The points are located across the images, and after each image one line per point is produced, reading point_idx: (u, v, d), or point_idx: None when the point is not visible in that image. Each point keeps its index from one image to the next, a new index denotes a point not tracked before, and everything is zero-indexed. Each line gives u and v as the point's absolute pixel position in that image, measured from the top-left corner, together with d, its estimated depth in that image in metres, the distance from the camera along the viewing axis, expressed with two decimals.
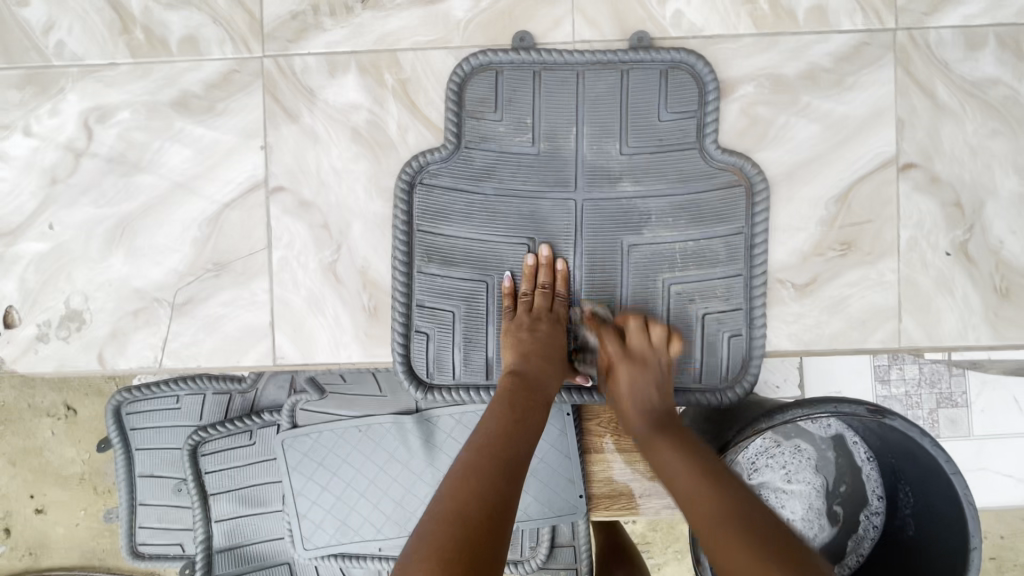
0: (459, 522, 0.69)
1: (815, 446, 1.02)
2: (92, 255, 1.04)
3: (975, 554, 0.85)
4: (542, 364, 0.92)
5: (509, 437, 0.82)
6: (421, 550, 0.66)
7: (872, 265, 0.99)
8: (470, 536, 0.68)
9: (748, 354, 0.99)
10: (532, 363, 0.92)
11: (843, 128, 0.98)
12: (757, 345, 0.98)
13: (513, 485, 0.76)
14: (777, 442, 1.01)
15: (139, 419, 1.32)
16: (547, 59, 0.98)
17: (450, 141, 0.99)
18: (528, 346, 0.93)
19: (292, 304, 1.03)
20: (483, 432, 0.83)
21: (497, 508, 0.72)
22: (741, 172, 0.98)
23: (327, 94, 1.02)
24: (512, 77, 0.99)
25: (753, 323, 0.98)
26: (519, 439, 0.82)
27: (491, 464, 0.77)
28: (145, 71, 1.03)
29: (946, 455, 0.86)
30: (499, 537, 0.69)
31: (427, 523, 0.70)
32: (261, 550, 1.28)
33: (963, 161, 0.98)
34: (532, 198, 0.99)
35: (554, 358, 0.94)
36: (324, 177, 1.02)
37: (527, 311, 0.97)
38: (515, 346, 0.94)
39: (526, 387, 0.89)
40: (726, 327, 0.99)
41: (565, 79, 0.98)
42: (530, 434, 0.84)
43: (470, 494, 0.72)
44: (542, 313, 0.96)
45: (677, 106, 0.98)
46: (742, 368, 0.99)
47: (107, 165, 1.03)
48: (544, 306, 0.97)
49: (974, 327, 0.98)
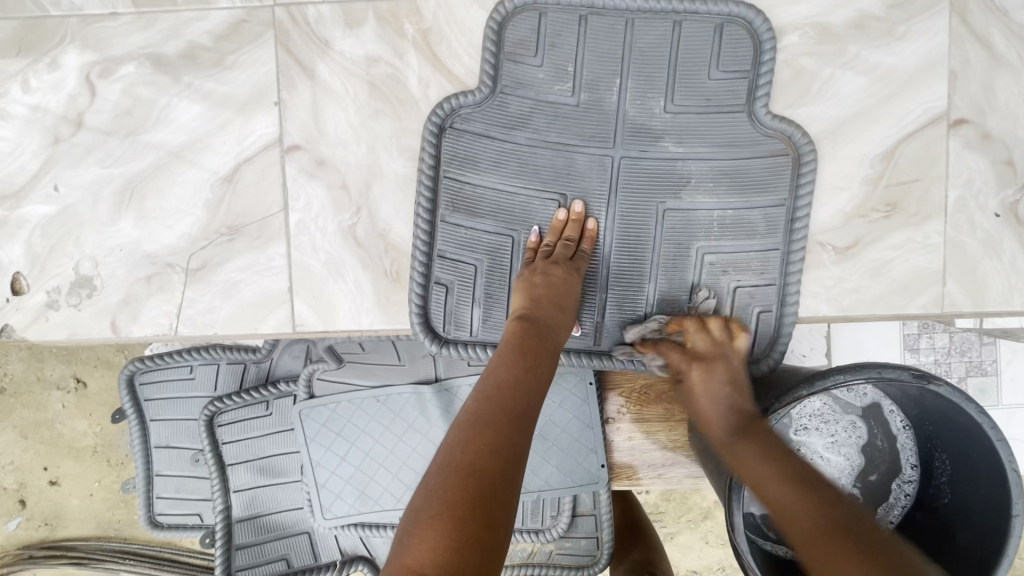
0: (472, 477, 0.65)
1: (873, 426, 0.99)
2: (101, 218, 0.99)
3: (1017, 520, 0.81)
4: (554, 310, 0.88)
5: (520, 386, 0.77)
6: (431, 509, 0.62)
7: (917, 228, 0.95)
8: (482, 488, 0.64)
9: (777, 332, 0.95)
10: (544, 308, 0.88)
11: (892, 81, 0.93)
12: (787, 321, 0.95)
13: (524, 435, 0.72)
14: (837, 412, 1.00)
15: (153, 389, 1.30)
16: (596, 3, 0.92)
17: (485, 85, 0.94)
18: (542, 289, 0.89)
19: (311, 269, 0.99)
20: (491, 380, 0.78)
21: (510, 460, 0.68)
22: (788, 139, 0.93)
23: (344, 46, 0.96)
24: (557, 20, 0.93)
25: (785, 300, 0.95)
26: (530, 389, 0.78)
27: (502, 415, 0.72)
28: (149, 22, 0.97)
29: (991, 421, 0.81)
30: (512, 489, 0.66)
31: (435, 479, 0.66)
32: (279, 520, 1.27)
33: (1017, 116, 0.93)
34: (567, 151, 0.94)
35: (568, 305, 0.89)
36: (341, 135, 0.97)
37: (545, 259, 0.92)
38: (527, 289, 0.89)
39: (536, 334, 0.85)
40: (757, 302, 0.95)
41: (613, 27, 0.92)
42: (540, 384, 0.80)
43: (482, 446, 0.68)
44: (560, 261, 0.91)
45: (730, 65, 0.92)
46: (769, 345, 0.96)
47: (113, 123, 0.98)
48: (565, 255, 0.92)
49: (1020, 292, 0.95)
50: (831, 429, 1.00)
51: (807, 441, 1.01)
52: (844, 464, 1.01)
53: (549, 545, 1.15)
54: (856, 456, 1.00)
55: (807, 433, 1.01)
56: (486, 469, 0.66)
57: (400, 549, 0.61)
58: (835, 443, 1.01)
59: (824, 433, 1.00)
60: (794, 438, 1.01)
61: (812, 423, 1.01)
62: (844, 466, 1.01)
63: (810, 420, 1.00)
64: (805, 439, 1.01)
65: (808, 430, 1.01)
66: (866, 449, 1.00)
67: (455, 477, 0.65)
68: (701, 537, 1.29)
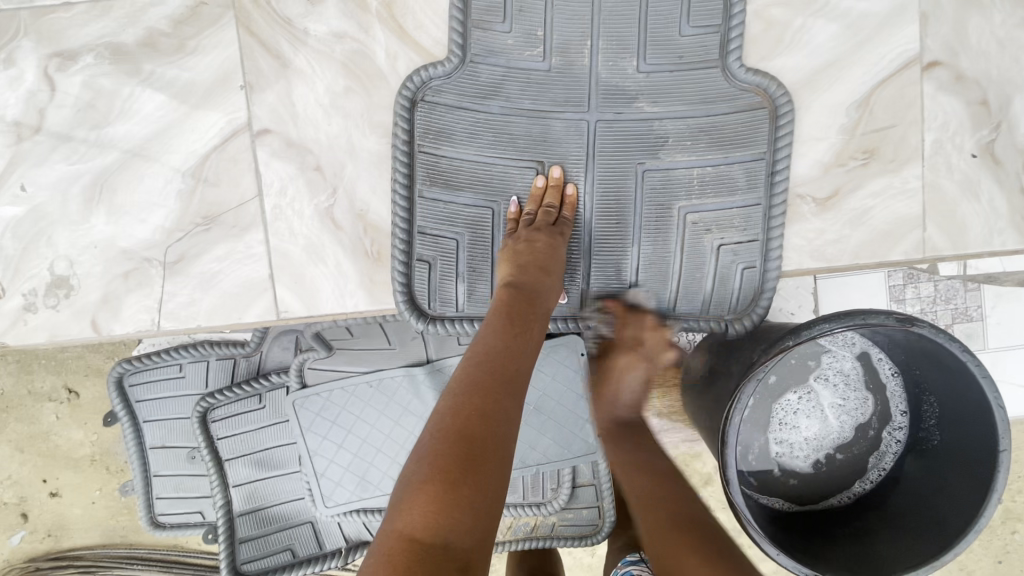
0: (464, 442, 0.63)
1: (878, 381, 1.00)
2: (72, 216, 0.97)
3: (1003, 456, 0.81)
4: (539, 275, 0.86)
5: (510, 351, 0.75)
6: (423, 475, 0.60)
7: (895, 174, 0.94)
8: (475, 454, 0.62)
9: (761, 286, 0.95)
10: (529, 274, 0.86)
11: (864, 28, 0.92)
12: (771, 276, 0.95)
13: (515, 398, 0.70)
14: (860, 374, 1.00)
15: (143, 389, 1.29)
16: None
17: (454, 55, 0.92)
18: (526, 256, 0.88)
19: (291, 255, 0.98)
20: (479, 347, 0.76)
21: (502, 423, 0.66)
22: (764, 93, 0.92)
23: (307, 23, 0.94)
24: None
25: (768, 255, 0.94)
26: (520, 354, 0.76)
27: (493, 379, 0.70)
28: (105, 10, 0.94)
29: (976, 360, 0.81)
30: (507, 452, 0.65)
31: (426, 444, 0.64)
32: (281, 511, 1.27)
33: (990, 54, 0.92)
34: (542, 118, 0.93)
35: (553, 270, 0.88)
36: (311, 115, 0.95)
37: (527, 226, 0.92)
38: (511, 257, 0.89)
39: (524, 298, 0.83)
40: (741, 259, 0.95)
41: None
42: (530, 349, 0.78)
43: (475, 411, 0.66)
44: (543, 227, 0.91)
45: (701, 19, 0.91)
46: (753, 300, 0.96)
47: (76, 118, 0.96)
48: (547, 222, 0.91)
49: (1000, 233, 0.95)
50: (845, 385, 1.00)
51: (818, 389, 1.01)
52: (848, 420, 1.01)
53: (551, 517, 1.16)
54: (859, 409, 1.01)
55: (820, 383, 1.01)
56: (477, 432, 0.64)
57: (392, 516, 0.59)
58: (840, 390, 1.01)
59: (837, 390, 1.00)
60: (809, 381, 1.01)
61: (834, 377, 1.00)
62: (839, 420, 1.01)
63: (833, 370, 1.00)
64: (817, 387, 1.01)
65: (825, 380, 1.00)
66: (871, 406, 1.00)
67: (446, 441, 0.63)
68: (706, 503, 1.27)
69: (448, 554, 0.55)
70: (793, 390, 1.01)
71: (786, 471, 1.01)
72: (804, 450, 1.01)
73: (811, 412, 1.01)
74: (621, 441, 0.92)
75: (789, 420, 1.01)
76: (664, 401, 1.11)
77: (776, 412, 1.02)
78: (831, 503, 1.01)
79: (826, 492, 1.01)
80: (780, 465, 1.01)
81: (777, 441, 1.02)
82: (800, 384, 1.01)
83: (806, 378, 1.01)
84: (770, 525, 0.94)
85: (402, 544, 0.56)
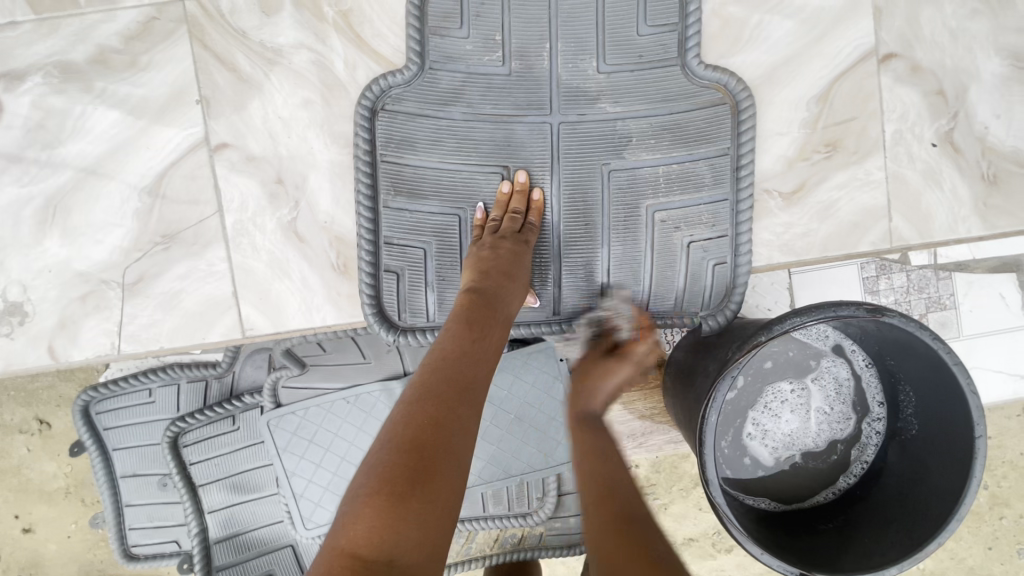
0: (415, 453, 0.60)
1: (858, 379, 1.00)
2: (26, 240, 0.94)
3: (980, 444, 0.81)
4: (501, 280, 0.85)
5: (467, 359, 0.74)
6: (370, 488, 0.58)
7: (859, 165, 0.95)
8: (426, 466, 0.60)
9: (732, 281, 0.95)
10: (490, 279, 0.85)
11: (819, 23, 0.93)
12: (743, 271, 0.94)
13: (471, 407, 0.68)
14: (853, 377, 1.00)
15: (111, 417, 1.24)
16: None
17: (413, 61, 0.91)
18: (488, 262, 0.86)
19: (255, 271, 0.95)
20: (436, 354, 0.74)
21: (455, 433, 0.64)
22: (724, 88, 0.93)
23: (262, 35, 0.92)
24: None
25: (738, 250, 0.94)
26: (478, 362, 0.74)
27: (448, 388, 0.68)
28: (51, 29, 0.92)
29: (946, 347, 0.80)
30: (460, 463, 0.62)
31: (375, 455, 0.61)
32: (260, 536, 1.24)
33: (943, 45, 0.94)
34: (504, 123, 0.92)
35: (515, 276, 0.86)
36: (270, 128, 0.94)
37: (493, 234, 0.90)
38: (476, 264, 0.87)
39: (483, 303, 0.82)
40: (712, 255, 0.95)
41: None
42: (488, 356, 0.76)
43: (427, 420, 0.64)
44: (509, 234, 0.90)
45: (658, 19, 0.91)
46: (726, 295, 0.95)
47: (27, 139, 0.93)
48: (513, 229, 0.90)
49: (964, 219, 0.96)
50: (832, 389, 1.00)
51: (810, 387, 1.00)
52: (830, 418, 1.01)
53: (537, 528, 1.12)
54: (842, 402, 1.01)
55: (814, 381, 1.00)
56: (429, 442, 0.62)
57: (336, 531, 0.56)
58: (820, 384, 1.00)
59: (826, 392, 1.00)
60: (805, 377, 1.00)
61: (828, 380, 1.00)
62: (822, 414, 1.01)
63: (830, 375, 1.00)
64: (810, 386, 1.00)
65: (817, 381, 1.00)
66: (853, 405, 1.00)
67: (397, 451, 0.60)
68: (695, 505, 1.26)
69: (394, 572, 0.52)
70: (788, 381, 1.01)
71: (765, 465, 1.01)
72: (783, 444, 1.01)
73: (795, 405, 1.01)
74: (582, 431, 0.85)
75: (771, 411, 1.01)
76: (647, 402, 1.08)
77: (756, 398, 1.01)
78: (818, 500, 0.99)
79: (812, 488, 1.01)
80: (760, 456, 1.01)
81: (755, 429, 1.01)
82: (797, 376, 1.00)
83: (805, 374, 1.00)
84: (754, 524, 0.93)
85: (344, 560, 0.53)
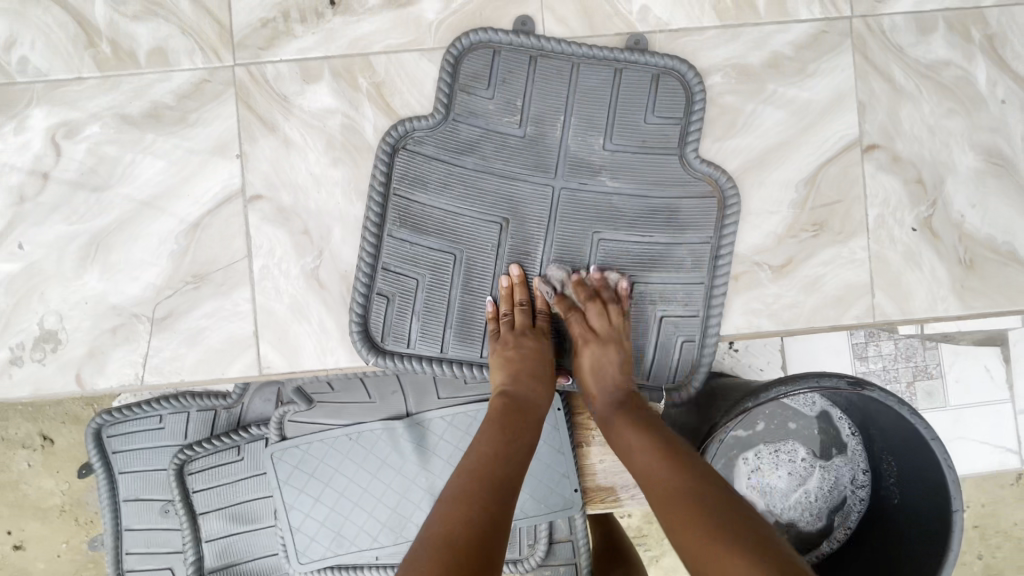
0: (448, 548, 0.68)
1: (853, 457, 1.03)
2: (66, 272, 1.01)
3: (958, 517, 0.85)
4: (531, 383, 0.94)
5: (500, 459, 0.82)
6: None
7: (844, 244, 1.02)
8: (460, 560, 0.67)
9: (698, 358, 1.02)
10: (522, 384, 0.93)
11: (808, 114, 1.02)
12: (709, 350, 1.01)
13: (506, 506, 0.76)
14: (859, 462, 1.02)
15: (121, 441, 1.29)
16: (545, 46, 1.00)
17: (438, 111, 1.00)
18: (517, 364, 0.95)
19: (276, 313, 1.02)
20: (473, 456, 0.82)
21: (493, 531, 0.71)
22: (715, 183, 1.01)
23: (302, 101, 1.02)
24: (509, 58, 1.00)
25: (707, 331, 1.01)
26: (511, 460, 0.82)
27: (482, 487, 0.77)
28: (112, 85, 1.02)
29: (924, 422, 0.85)
30: (492, 562, 0.68)
31: (415, 552, 0.69)
32: (255, 567, 1.25)
33: (922, 140, 1.02)
34: (512, 179, 1.00)
35: (541, 375, 0.95)
36: (302, 183, 1.02)
37: (510, 329, 0.98)
38: (504, 365, 0.95)
39: (517, 407, 0.91)
40: (682, 331, 1.02)
41: (561, 69, 1.00)
42: (520, 456, 0.84)
43: (460, 519, 0.72)
44: (525, 330, 0.98)
45: (665, 111, 1.00)
46: (692, 371, 1.02)
47: (79, 180, 1.01)
48: (526, 323, 0.98)
49: (942, 299, 1.03)
50: (834, 474, 1.03)
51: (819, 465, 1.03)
52: (825, 494, 1.02)
53: (527, 574, 1.14)
54: (831, 496, 1.02)
55: (827, 462, 1.03)
56: (463, 540, 0.69)
57: None
58: (821, 471, 1.03)
59: (826, 471, 1.03)
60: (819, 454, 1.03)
61: (835, 465, 1.03)
62: (816, 486, 1.03)
63: (840, 463, 1.03)
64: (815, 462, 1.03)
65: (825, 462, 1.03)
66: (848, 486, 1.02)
67: (432, 548, 0.68)
68: None
69: None
70: (804, 450, 1.03)
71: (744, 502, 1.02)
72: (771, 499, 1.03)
73: (797, 470, 1.03)
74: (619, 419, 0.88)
75: (774, 463, 1.03)
76: None
77: (771, 442, 1.04)
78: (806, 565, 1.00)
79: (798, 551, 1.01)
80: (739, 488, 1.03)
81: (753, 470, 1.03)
82: (814, 448, 1.03)
83: (822, 448, 1.03)
84: None
85: None
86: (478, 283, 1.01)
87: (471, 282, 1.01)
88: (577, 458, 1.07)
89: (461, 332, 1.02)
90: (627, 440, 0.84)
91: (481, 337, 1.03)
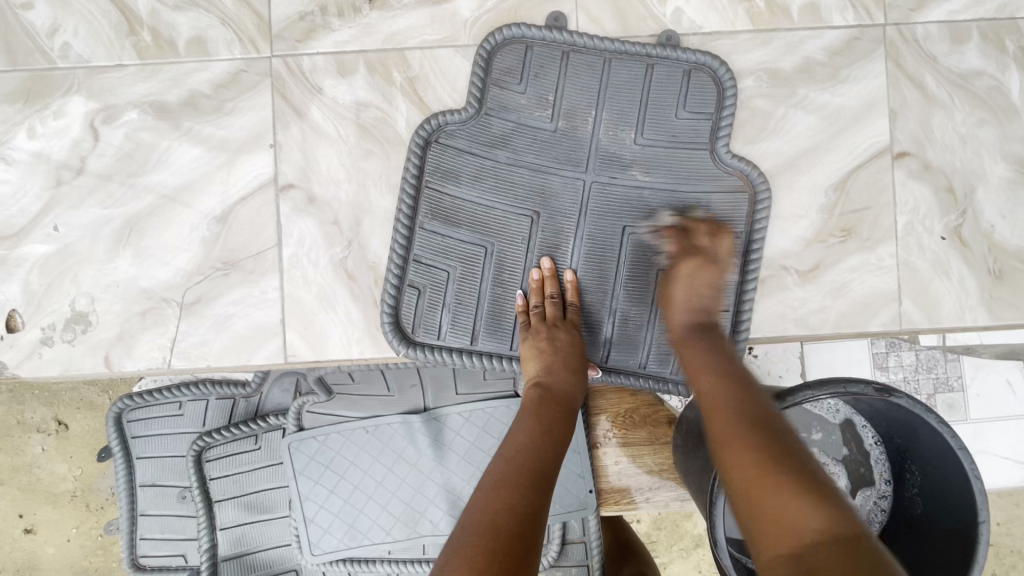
0: (491, 534, 0.69)
1: (876, 469, 1.01)
2: (98, 256, 1.03)
3: (982, 528, 0.82)
4: (565, 374, 0.94)
5: (538, 448, 0.82)
6: (451, 563, 0.66)
7: (871, 251, 1.02)
8: (502, 547, 0.68)
9: None
10: (555, 375, 0.94)
11: (839, 119, 1.02)
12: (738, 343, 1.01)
13: (543, 496, 0.76)
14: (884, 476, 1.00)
15: (140, 426, 1.29)
16: (575, 41, 1.01)
17: (471, 105, 1.01)
18: (548, 356, 0.95)
19: (303, 302, 1.03)
20: (511, 444, 0.83)
21: (535, 520, 0.72)
22: (747, 178, 1.01)
23: (335, 93, 1.03)
24: (541, 54, 1.01)
25: (738, 324, 1.01)
26: (546, 452, 0.83)
27: (521, 475, 0.77)
28: (152, 73, 1.03)
29: (951, 431, 0.84)
30: (532, 550, 0.69)
31: (456, 539, 0.69)
32: (267, 558, 1.25)
33: (954, 149, 1.02)
34: (543, 172, 1.01)
35: (576, 366, 0.95)
36: (333, 175, 1.03)
37: (540, 321, 0.99)
38: (538, 357, 0.95)
39: (550, 399, 0.91)
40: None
41: (591, 63, 1.01)
42: (557, 446, 0.85)
43: (501, 505, 0.73)
44: (557, 322, 0.99)
45: (695, 106, 1.01)
46: None
47: (115, 165, 1.03)
48: (558, 315, 0.99)
49: (970, 309, 1.02)
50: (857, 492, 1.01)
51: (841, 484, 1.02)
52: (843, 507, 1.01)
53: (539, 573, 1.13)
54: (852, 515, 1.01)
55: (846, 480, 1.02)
56: (503, 525, 0.70)
57: None
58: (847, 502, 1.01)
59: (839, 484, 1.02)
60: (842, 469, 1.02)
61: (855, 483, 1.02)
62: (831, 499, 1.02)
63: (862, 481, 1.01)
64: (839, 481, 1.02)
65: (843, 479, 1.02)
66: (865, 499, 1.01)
67: (474, 534, 0.69)
68: (695, 567, 1.29)
69: None
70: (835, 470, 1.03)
71: None
72: None
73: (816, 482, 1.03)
74: (700, 337, 0.91)
75: None
76: (655, 457, 1.05)
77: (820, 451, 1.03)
78: None
79: None
80: None
81: None
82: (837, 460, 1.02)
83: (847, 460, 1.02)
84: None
85: None
86: (509, 275, 1.02)
87: (502, 276, 1.02)
88: (594, 459, 1.06)
89: (490, 325, 1.02)
90: (698, 360, 0.87)
91: (510, 330, 1.03)
